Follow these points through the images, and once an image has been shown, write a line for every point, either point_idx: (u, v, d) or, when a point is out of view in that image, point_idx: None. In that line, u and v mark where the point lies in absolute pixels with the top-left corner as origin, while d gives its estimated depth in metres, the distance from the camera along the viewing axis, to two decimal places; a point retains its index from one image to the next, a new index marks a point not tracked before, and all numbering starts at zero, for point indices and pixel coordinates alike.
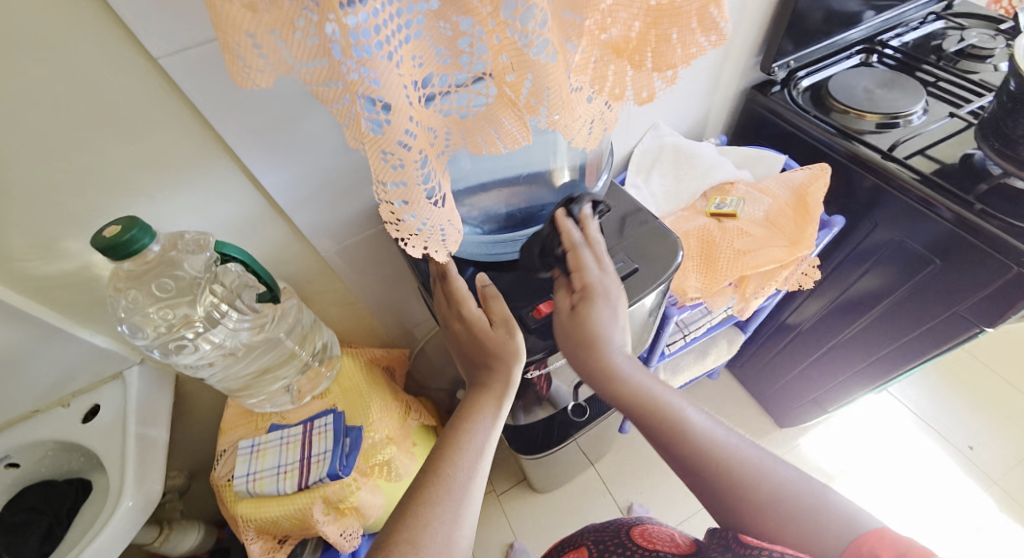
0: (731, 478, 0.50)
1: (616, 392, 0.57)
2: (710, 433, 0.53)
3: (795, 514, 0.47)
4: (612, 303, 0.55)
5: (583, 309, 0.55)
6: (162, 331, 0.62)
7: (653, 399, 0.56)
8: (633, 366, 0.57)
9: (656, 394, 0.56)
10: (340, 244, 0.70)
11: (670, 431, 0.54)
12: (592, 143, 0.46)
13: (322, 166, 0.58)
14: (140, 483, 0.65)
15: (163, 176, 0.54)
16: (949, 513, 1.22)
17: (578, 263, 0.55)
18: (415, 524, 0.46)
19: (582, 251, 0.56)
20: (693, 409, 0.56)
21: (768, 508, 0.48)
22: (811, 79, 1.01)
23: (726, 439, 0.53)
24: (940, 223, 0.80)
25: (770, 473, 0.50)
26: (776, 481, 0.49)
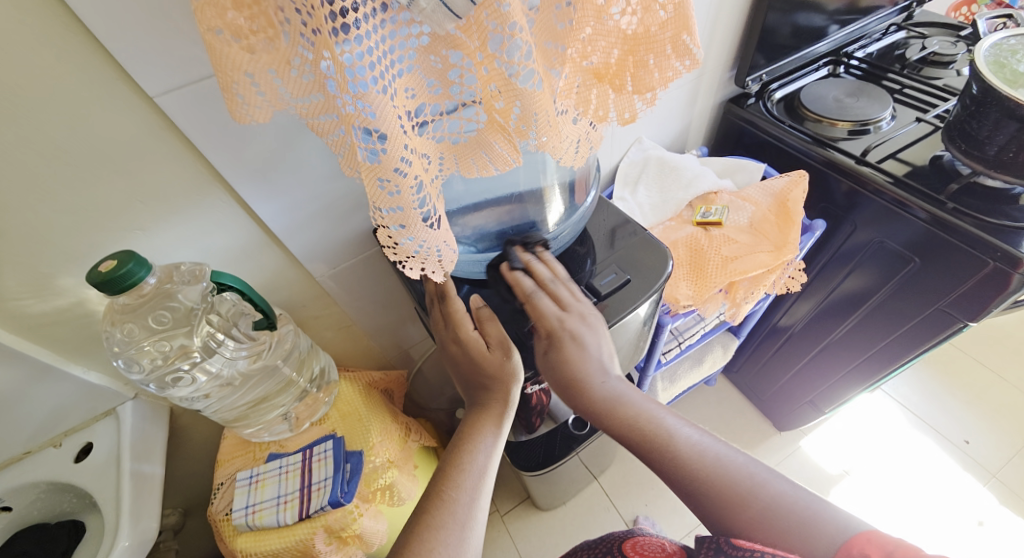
0: (720, 492, 0.51)
1: (608, 417, 0.58)
2: (699, 450, 0.54)
3: (787, 527, 0.47)
4: (581, 336, 0.56)
5: (555, 353, 0.57)
6: (159, 363, 0.61)
7: (641, 419, 0.57)
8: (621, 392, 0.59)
9: (645, 418, 0.57)
10: (335, 268, 0.70)
11: (659, 450, 0.55)
12: (580, 161, 0.46)
13: (314, 193, 0.59)
14: (136, 522, 0.64)
15: (157, 211, 0.54)
16: (949, 509, 1.23)
17: (536, 311, 0.57)
18: (421, 549, 0.46)
19: (539, 298, 0.58)
20: (686, 429, 0.56)
21: (760, 521, 0.48)
22: (784, 90, 1.05)
23: (717, 453, 0.53)
24: (915, 223, 0.83)
25: (759, 483, 0.50)
26: (764, 491, 0.49)
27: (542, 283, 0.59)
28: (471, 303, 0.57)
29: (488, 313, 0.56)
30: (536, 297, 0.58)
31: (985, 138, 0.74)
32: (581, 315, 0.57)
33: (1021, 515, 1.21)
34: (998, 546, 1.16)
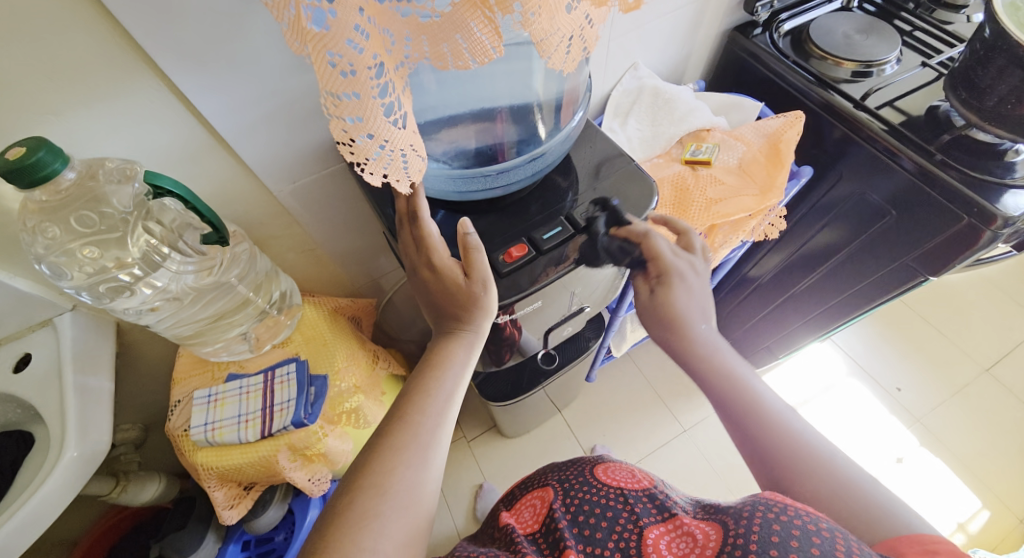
0: (802, 456, 0.50)
1: (701, 361, 0.58)
2: (784, 414, 0.54)
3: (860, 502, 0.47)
4: (693, 283, 0.60)
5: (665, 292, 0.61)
6: (91, 271, 0.55)
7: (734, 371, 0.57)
8: (717, 342, 0.59)
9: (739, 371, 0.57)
10: (295, 183, 0.64)
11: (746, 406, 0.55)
12: (570, 65, 0.40)
13: (266, 89, 0.52)
14: (83, 433, 0.61)
15: (77, 95, 0.47)
16: (875, 443, 1.33)
17: (653, 253, 0.59)
18: (383, 468, 0.44)
19: (653, 238, 0.59)
20: (772, 394, 0.56)
21: (819, 500, 0.48)
22: (793, 22, 0.98)
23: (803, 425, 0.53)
24: (901, 174, 0.80)
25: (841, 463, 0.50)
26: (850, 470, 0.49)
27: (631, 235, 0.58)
28: (459, 228, 0.51)
29: (475, 243, 0.51)
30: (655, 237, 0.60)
31: (987, 87, 0.70)
32: (688, 261, 0.61)
33: (937, 456, 1.31)
34: (912, 481, 1.27)
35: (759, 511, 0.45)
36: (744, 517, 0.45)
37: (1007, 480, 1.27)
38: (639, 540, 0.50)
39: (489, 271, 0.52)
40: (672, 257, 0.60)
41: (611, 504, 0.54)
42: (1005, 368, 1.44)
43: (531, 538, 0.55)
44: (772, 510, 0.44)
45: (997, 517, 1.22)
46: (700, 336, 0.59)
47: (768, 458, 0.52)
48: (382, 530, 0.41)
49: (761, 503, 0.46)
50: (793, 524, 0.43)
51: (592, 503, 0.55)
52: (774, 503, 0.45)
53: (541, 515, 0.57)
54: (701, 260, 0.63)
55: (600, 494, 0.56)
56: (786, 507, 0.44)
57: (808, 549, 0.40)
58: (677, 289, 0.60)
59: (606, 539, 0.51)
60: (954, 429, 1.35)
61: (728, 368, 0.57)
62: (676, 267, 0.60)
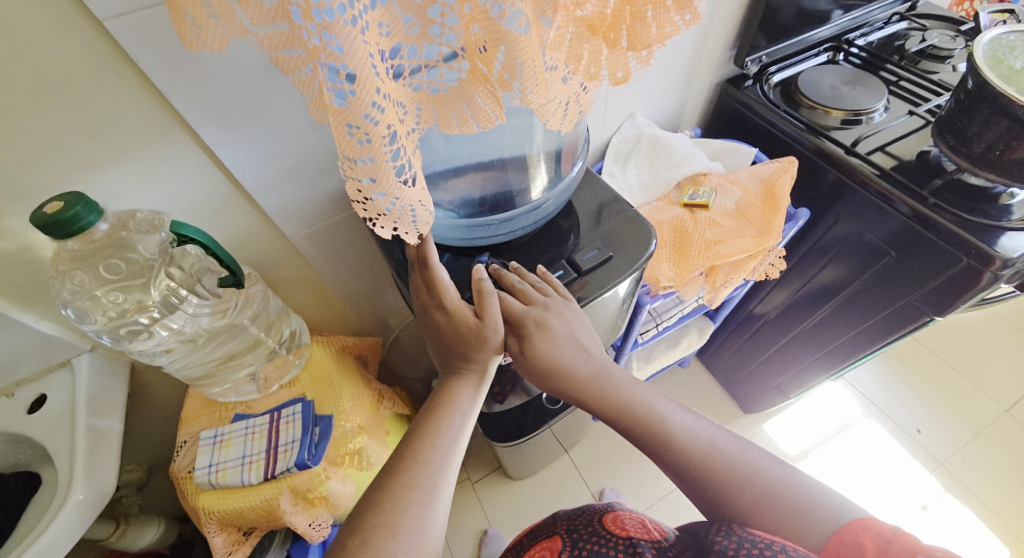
0: (721, 481, 0.50)
1: (598, 396, 0.56)
2: (692, 434, 0.53)
3: (783, 515, 0.47)
4: (560, 322, 0.55)
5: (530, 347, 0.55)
6: (112, 316, 0.58)
7: (633, 401, 0.55)
8: (609, 368, 0.57)
9: (639, 400, 0.55)
10: (308, 229, 0.67)
11: (654, 437, 0.53)
12: (567, 125, 0.44)
13: (287, 145, 0.56)
14: (91, 475, 0.62)
15: (113, 153, 0.51)
16: (896, 489, 1.29)
17: (506, 307, 0.55)
18: (395, 508, 0.45)
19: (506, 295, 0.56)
20: (676, 410, 0.55)
21: (750, 512, 0.49)
22: (783, 74, 1.03)
23: (712, 439, 0.53)
24: (896, 217, 0.83)
25: (761, 473, 0.50)
26: (768, 478, 0.49)
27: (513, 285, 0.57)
28: (473, 273, 0.53)
29: (489, 288, 0.53)
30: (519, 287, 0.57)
31: (973, 134, 0.73)
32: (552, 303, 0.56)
33: (963, 502, 1.27)
34: (940, 530, 1.23)
35: (744, 547, 0.46)
36: (730, 553, 0.46)
37: None
38: None
39: (500, 315, 0.54)
40: (533, 310, 0.55)
41: (619, 555, 0.54)
42: None
43: None
44: (757, 546, 0.46)
45: None
46: (580, 368, 0.56)
47: (684, 480, 0.52)
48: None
49: (746, 540, 0.47)
50: (776, 555, 0.44)
51: (601, 555, 0.54)
52: (757, 539, 0.46)
53: None
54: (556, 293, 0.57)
55: (608, 545, 0.56)
56: (767, 541, 0.46)
57: None
58: (552, 332, 0.54)
59: None
60: (976, 473, 1.32)
61: (624, 402, 0.55)
62: (539, 314, 0.54)
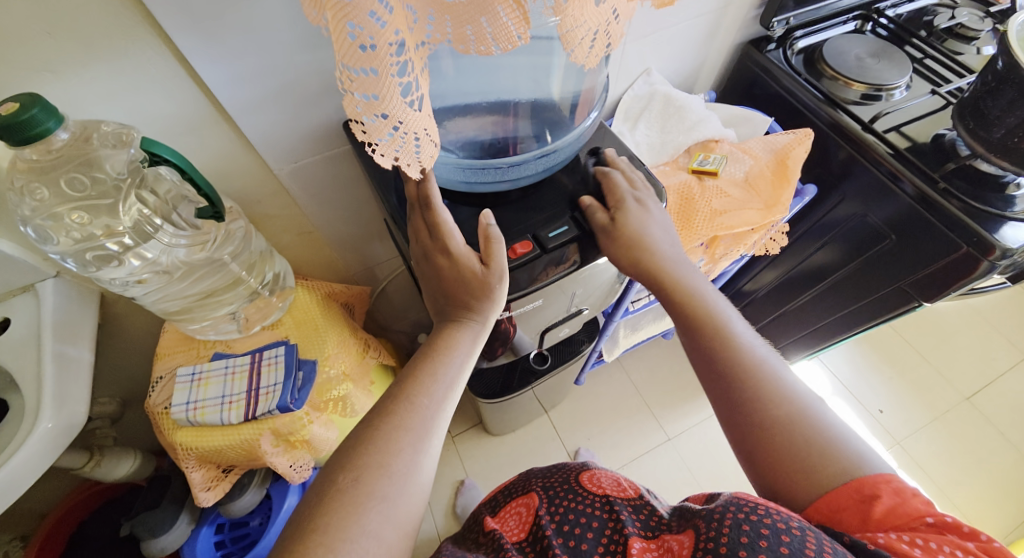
0: (759, 386, 0.50)
1: (669, 284, 0.58)
2: (748, 344, 0.54)
3: (806, 440, 0.46)
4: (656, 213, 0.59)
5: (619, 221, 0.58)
6: (77, 238, 0.53)
7: (702, 298, 0.57)
8: (687, 270, 0.59)
9: (706, 299, 0.57)
10: (296, 163, 0.63)
11: (710, 330, 0.55)
12: (592, 61, 0.40)
13: (274, 64, 0.51)
14: (59, 404, 0.59)
15: (77, 55, 0.45)
16: None
17: (610, 186, 0.59)
18: (387, 448, 0.41)
19: (614, 176, 0.60)
20: (739, 324, 0.56)
21: (777, 425, 0.48)
22: (807, 41, 0.98)
23: (765, 355, 0.53)
24: (901, 198, 0.80)
25: (799, 400, 0.49)
26: (803, 407, 0.48)
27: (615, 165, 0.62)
28: (481, 220, 0.52)
29: (496, 234, 0.51)
30: (625, 168, 0.61)
31: (994, 118, 0.70)
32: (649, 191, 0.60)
33: (914, 479, 1.32)
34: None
35: (729, 511, 0.43)
36: (715, 518, 0.44)
37: (981, 507, 1.29)
38: (625, 551, 0.48)
39: (506, 264, 0.51)
40: (636, 192, 0.59)
41: (595, 512, 0.54)
42: (984, 397, 1.45)
43: (518, 547, 0.53)
44: (743, 510, 0.43)
45: None
46: (663, 255, 0.58)
47: (725, 372, 0.52)
48: (385, 513, 0.39)
49: (732, 504, 0.44)
50: (763, 522, 0.41)
51: (576, 512, 0.54)
52: (744, 503, 0.43)
53: (528, 523, 0.56)
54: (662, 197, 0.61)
55: (584, 503, 0.55)
56: (755, 505, 0.43)
57: (777, 548, 0.39)
58: (648, 212, 0.58)
59: (592, 550, 0.50)
60: (931, 453, 1.36)
61: (693, 294, 0.57)
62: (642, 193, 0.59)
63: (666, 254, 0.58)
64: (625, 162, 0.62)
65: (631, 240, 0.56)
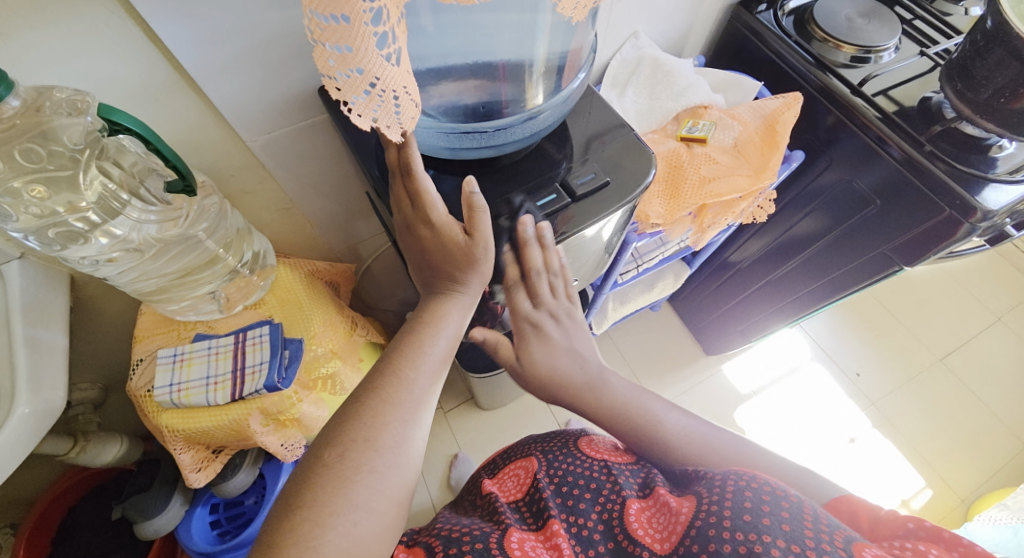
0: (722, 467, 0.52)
1: (598, 401, 0.58)
2: (684, 430, 0.55)
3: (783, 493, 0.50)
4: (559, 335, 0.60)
5: (529, 355, 0.59)
6: (40, 215, 0.50)
7: (628, 404, 0.57)
8: (609, 375, 0.59)
9: (634, 401, 0.58)
10: (269, 134, 0.60)
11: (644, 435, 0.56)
12: (580, 13, 0.38)
13: (239, 23, 0.47)
14: (34, 389, 0.57)
15: (21, 15, 0.41)
16: (829, 423, 1.38)
17: (532, 290, 0.58)
18: (375, 422, 0.40)
19: (540, 276, 0.57)
20: (667, 410, 0.58)
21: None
22: (798, 1, 0.95)
23: (702, 433, 0.55)
24: (887, 162, 0.80)
25: (756, 460, 0.53)
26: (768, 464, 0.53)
27: (528, 272, 0.56)
28: (464, 187, 0.46)
29: (481, 203, 0.46)
30: (535, 274, 0.56)
31: (982, 79, 0.69)
32: (567, 312, 0.61)
33: (889, 438, 1.36)
34: (863, 460, 1.32)
35: (730, 479, 0.44)
36: (717, 485, 0.45)
37: (950, 462, 1.34)
38: (622, 512, 0.49)
39: (490, 233, 0.49)
40: (535, 310, 0.59)
41: (594, 475, 0.54)
42: (958, 359, 1.49)
43: (514, 506, 0.54)
44: (742, 478, 0.44)
45: (939, 497, 1.29)
46: (576, 374, 0.58)
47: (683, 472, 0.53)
48: (374, 486, 0.38)
49: (731, 473, 0.45)
50: (764, 489, 0.43)
51: (576, 475, 0.54)
52: (741, 472, 0.45)
53: (526, 484, 0.56)
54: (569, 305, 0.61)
55: (583, 466, 0.55)
56: (751, 475, 0.44)
57: (780, 514, 0.40)
58: (550, 340, 0.59)
59: (589, 510, 0.50)
60: (905, 413, 1.40)
61: (620, 401, 0.57)
62: (537, 318, 0.59)
63: (578, 374, 0.59)
64: (611, 132, 0.60)
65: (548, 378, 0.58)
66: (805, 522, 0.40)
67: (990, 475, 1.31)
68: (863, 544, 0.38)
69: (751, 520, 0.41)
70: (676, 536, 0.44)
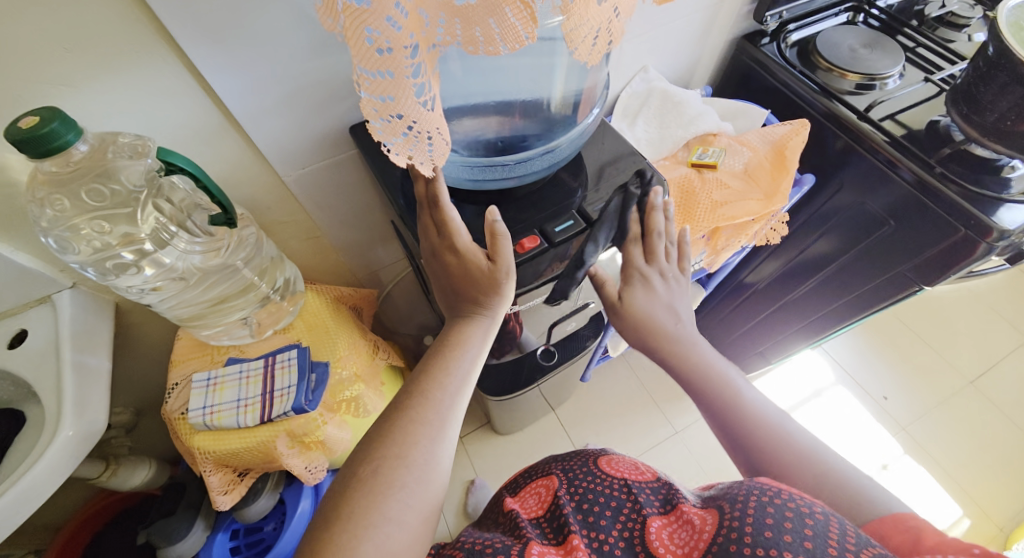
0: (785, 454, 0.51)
1: (684, 356, 0.58)
2: (762, 407, 0.55)
3: (841, 499, 0.47)
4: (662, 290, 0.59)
5: (624, 302, 0.59)
6: (97, 247, 0.54)
7: (713, 368, 0.57)
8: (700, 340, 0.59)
9: (720, 368, 0.58)
10: (303, 168, 0.64)
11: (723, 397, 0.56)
12: (596, 57, 0.41)
13: (282, 71, 0.52)
14: (80, 412, 0.60)
15: (92, 71, 0.47)
16: (856, 449, 1.35)
17: (648, 250, 0.60)
18: (404, 440, 0.43)
19: (655, 238, 0.59)
20: (750, 388, 0.57)
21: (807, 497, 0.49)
22: (801, 33, 0.99)
23: (779, 416, 0.54)
24: (900, 185, 0.81)
25: (823, 458, 0.50)
26: (833, 466, 0.49)
27: (648, 233, 0.59)
28: (486, 215, 0.50)
29: (503, 230, 0.50)
30: (654, 237, 0.59)
31: (988, 103, 0.70)
32: (675, 277, 0.61)
33: (920, 464, 1.33)
34: (894, 488, 1.29)
35: (753, 494, 0.45)
36: (739, 501, 0.46)
37: (987, 490, 1.29)
38: (643, 529, 0.50)
39: (512, 258, 0.51)
40: (647, 266, 0.60)
41: (613, 493, 0.55)
42: (988, 382, 1.46)
43: (536, 522, 0.55)
44: (766, 494, 0.45)
45: (977, 526, 1.24)
46: (670, 327, 0.59)
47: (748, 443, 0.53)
48: (405, 500, 0.40)
49: (755, 488, 0.46)
50: (787, 505, 0.43)
51: (596, 493, 0.55)
52: (767, 488, 0.45)
53: (546, 501, 0.57)
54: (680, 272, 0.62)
55: (604, 484, 0.56)
56: (776, 490, 0.45)
57: (802, 531, 0.41)
58: (653, 294, 0.59)
59: (609, 527, 0.51)
60: (935, 438, 1.37)
61: (707, 362, 0.58)
62: (644, 273, 0.59)
63: (669, 326, 0.59)
64: (627, 160, 0.63)
65: (639, 324, 0.58)
66: (830, 540, 0.40)
67: None
68: None
69: (772, 536, 0.41)
70: (700, 549, 0.45)
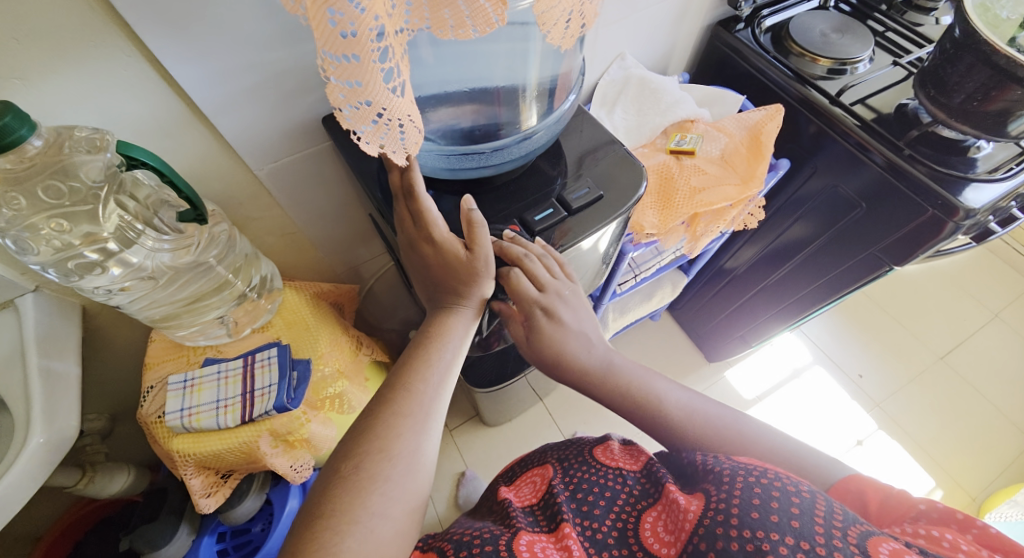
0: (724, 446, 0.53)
1: (602, 383, 0.59)
2: (688, 407, 0.56)
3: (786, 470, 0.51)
4: (566, 313, 0.60)
5: (535, 335, 0.60)
6: (59, 247, 0.52)
7: (632, 384, 0.58)
8: (612, 357, 0.60)
9: (640, 383, 0.58)
10: (275, 162, 0.62)
11: (648, 409, 0.57)
12: (569, 41, 0.41)
13: (248, 61, 0.50)
14: (49, 419, 0.58)
15: (44, 63, 0.44)
16: (834, 428, 1.38)
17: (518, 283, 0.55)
18: (388, 434, 0.42)
19: (529, 263, 0.55)
20: (671, 388, 0.59)
21: None
22: (774, 19, 0.99)
23: (707, 408, 0.57)
24: (871, 167, 0.83)
25: (763, 439, 0.53)
26: (773, 443, 0.53)
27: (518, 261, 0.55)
28: (461, 204, 0.50)
29: (479, 219, 0.49)
30: (528, 263, 0.55)
31: (954, 85, 0.72)
32: (571, 293, 0.60)
33: (895, 439, 1.37)
34: (871, 463, 1.33)
35: (738, 475, 0.46)
36: (725, 482, 0.46)
37: (958, 460, 1.34)
38: (638, 524, 0.50)
39: (491, 247, 0.51)
40: (540, 294, 0.56)
41: (608, 484, 0.55)
42: (957, 357, 1.51)
43: (529, 511, 0.55)
44: (751, 474, 0.45)
45: (950, 496, 1.29)
46: (582, 356, 0.60)
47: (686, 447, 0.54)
48: (389, 494, 0.40)
49: (739, 467, 0.47)
50: (773, 485, 0.44)
51: (590, 483, 0.55)
52: (752, 468, 0.46)
53: (541, 491, 0.58)
54: (569, 283, 0.59)
55: (598, 474, 0.56)
56: (761, 469, 0.46)
57: (788, 509, 0.42)
58: (558, 323, 0.59)
59: (603, 516, 0.52)
60: (909, 413, 1.41)
61: (624, 381, 0.59)
62: (548, 304, 0.57)
63: (584, 354, 0.60)
64: (603, 148, 0.63)
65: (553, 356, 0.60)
66: (815, 518, 0.41)
67: (999, 470, 1.32)
68: (878, 536, 0.40)
69: (758, 517, 0.42)
70: (686, 531, 0.46)
